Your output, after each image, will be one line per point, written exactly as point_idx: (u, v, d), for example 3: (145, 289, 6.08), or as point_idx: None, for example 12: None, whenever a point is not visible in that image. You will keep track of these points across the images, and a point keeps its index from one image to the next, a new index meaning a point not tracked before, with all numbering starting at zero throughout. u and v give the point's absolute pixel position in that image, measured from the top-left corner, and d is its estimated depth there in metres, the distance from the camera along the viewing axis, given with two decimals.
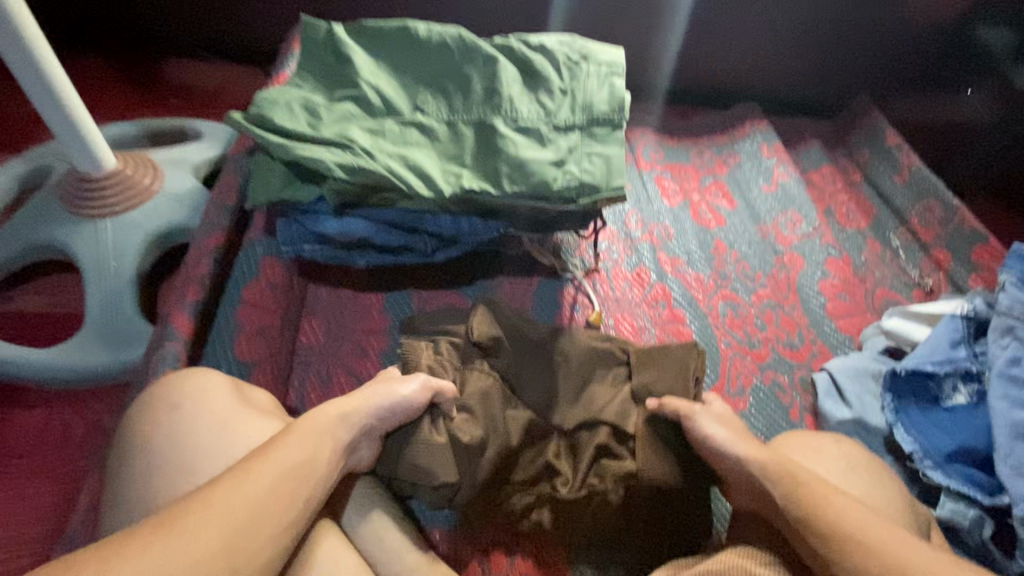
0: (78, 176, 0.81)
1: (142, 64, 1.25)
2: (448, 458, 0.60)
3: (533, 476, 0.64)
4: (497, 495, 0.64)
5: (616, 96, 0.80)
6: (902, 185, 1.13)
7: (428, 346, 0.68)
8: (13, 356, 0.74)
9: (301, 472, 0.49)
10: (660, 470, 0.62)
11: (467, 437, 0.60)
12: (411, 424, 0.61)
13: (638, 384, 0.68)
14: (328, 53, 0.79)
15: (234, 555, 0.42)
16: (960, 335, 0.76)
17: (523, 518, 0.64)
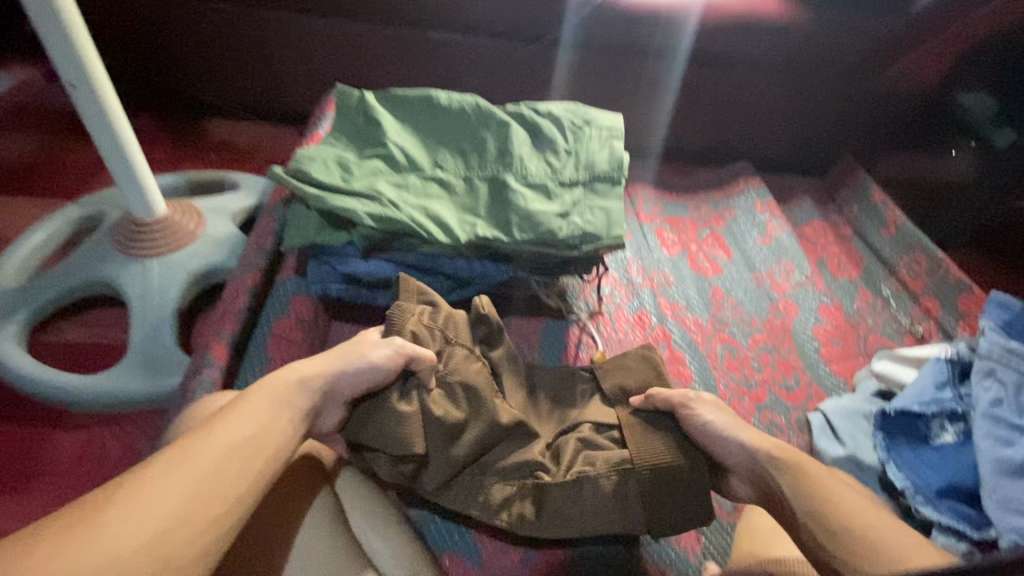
0: (132, 220, 0.90)
1: (188, 124, 1.38)
2: (420, 429, 0.64)
3: (513, 466, 0.66)
4: (472, 484, 0.66)
5: (615, 157, 0.89)
6: (889, 238, 1.20)
7: (418, 313, 0.72)
8: (63, 382, 0.81)
9: (253, 442, 0.53)
10: (660, 452, 0.66)
11: (440, 411, 0.65)
12: (383, 392, 0.66)
13: (614, 385, 0.74)
14: (360, 117, 0.89)
15: (200, 501, 0.46)
16: (945, 377, 0.80)
17: (500, 512, 0.65)
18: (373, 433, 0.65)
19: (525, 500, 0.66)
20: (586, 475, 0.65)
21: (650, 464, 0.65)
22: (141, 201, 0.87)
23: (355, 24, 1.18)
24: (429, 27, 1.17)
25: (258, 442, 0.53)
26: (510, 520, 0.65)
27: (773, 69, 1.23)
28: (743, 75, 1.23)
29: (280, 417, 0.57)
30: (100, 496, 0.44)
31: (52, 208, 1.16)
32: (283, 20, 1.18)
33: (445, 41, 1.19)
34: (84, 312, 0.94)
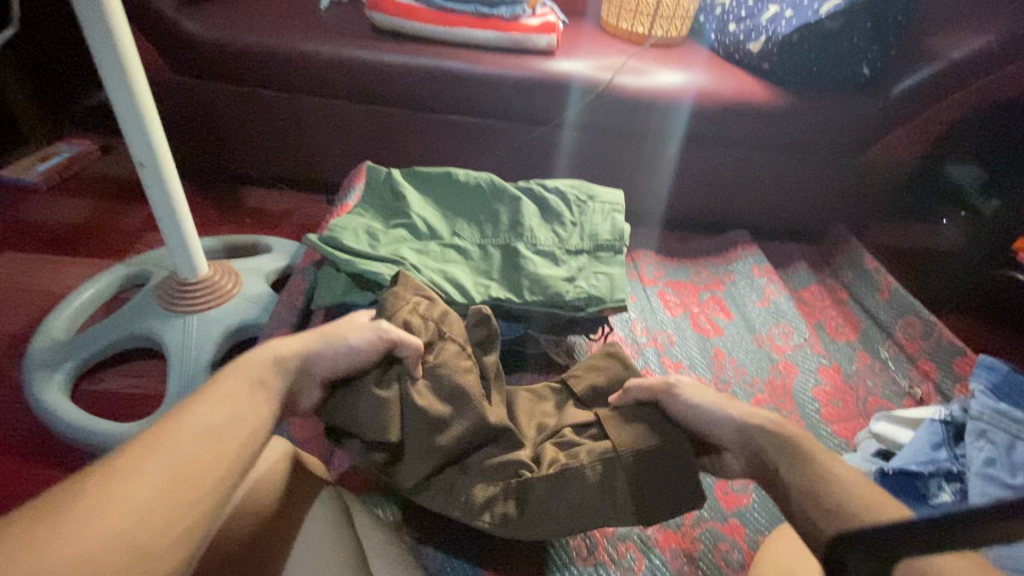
0: (177, 280, 0.98)
1: (227, 191, 1.51)
2: (396, 417, 0.70)
3: (500, 465, 0.70)
4: (454, 484, 0.70)
5: (617, 228, 0.98)
6: (884, 303, 1.26)
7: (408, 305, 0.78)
8: (103, 428, 0.87)
9: (222, 426, 0.56)
10: (631, 439, 0.71)
11: (423, 402, 0.71)
12: (362, 376, 0.72)
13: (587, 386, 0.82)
14: (387, 191, 0.99)
15: (165, 488, 0.49)
16: (940, 438, 0.82)
17: (483, 512, 0.69)
18: (349, 414, 0.70)
19: (508, 499, 0.70)
20: (570, 463, 0.70)
21: (632, 449, 0.71)
22: (187, 263, 0.96)
23: (385, 107, 1.32)
24: (450, 111, 1.31)
25: (228, 424, 0.56)
26: (492, 520, 0.68)
27: (763, 147, 1.33)
28: (735, 152, 1.34)
29: (252, 402, 0.60)
30: (89, 488, 0.46)
31: (100, 267, 1.26)
32: (320, 105, 1.33)
33: (463, 123, 1.33)
34: (124, 364, 1.01)
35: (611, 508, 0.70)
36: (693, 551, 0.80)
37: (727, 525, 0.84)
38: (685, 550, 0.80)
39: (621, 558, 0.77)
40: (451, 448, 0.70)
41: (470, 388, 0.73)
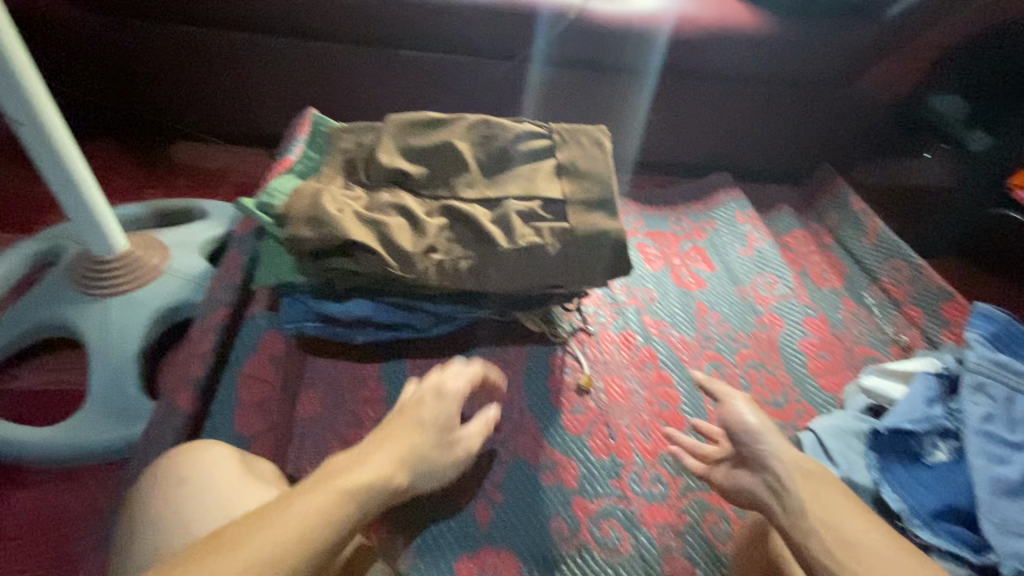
0: (89, 258, 0.86)
1: (153, 149, 1.34)
2: (374, 242, 0.72)
3: (473, 241, 0.75)
4: (435, 233, 0.75)
5: (605, 170, 0.79)
6: (870, 247, 1.20)
7: (349, 136, 0.86)
8: (17, 435, 0.76)
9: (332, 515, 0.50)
10: (585, 129, 0.83)
11: (391, 224, 0.74)
12: (314, 203, 0.73)
13: (518, 133, 0.83)
14: (324, 143, 0.88)
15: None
16: (934, 393, 0.79)
17: (453, 267, 0.74)
18: (343, 264, 0.73)
19: (473, 259, 0.74)
20: (565, 230, 0.75)
21: (595, 143, 0.82)
22: (98, 236, 0.83)
23: (325, 44, 1.15)
24: (401, 46, 1.14)
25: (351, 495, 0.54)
26: (463, 266, 0.74)
27: (751, 80, 1.22)
28: (718, 87, 1.22)
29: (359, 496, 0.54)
30: None
31: (7, 243, 1.09)
32: (252, 43, 1.14)
33: (414, 59, 1.16)
34: (42, 355, 0.90)
35: (571, 276, 0.76)
36: (679, 524, 0.76)
37: (714, 494, 0.80)
38: (671, 524, 0.76)
39: (605, 538, 0.74)
40: (432, 240, 0.75)
41: (432, 223, 0.76)
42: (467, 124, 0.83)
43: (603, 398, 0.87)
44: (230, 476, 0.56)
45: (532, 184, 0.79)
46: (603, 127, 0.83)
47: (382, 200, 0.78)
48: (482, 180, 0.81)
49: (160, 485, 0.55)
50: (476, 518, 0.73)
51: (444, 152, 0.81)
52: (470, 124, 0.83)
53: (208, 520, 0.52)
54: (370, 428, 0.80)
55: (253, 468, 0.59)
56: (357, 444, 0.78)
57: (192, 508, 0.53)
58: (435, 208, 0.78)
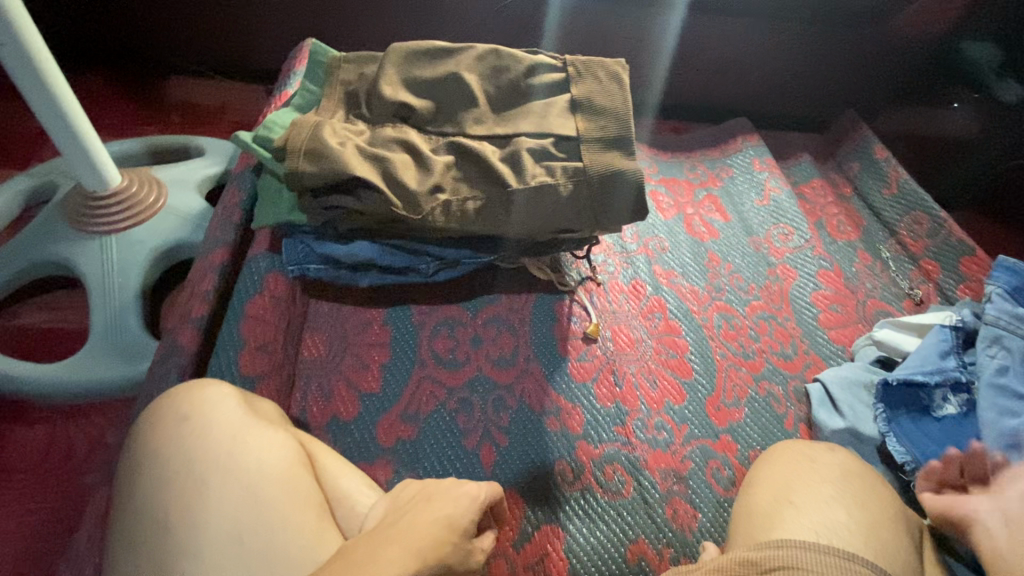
0: (84, 193, 0.83)
1: (145, 84, 1.28)
2: (377, 177, 0.69)
3: (481, 179, 0.72)
4: (441, 170, 0.72)
5: (622, 109, 0.75)
6: (890, 198, 1.15)
7: (350, 67, 0.81)
8: (22, 370, 0.76)
9: None
10: (603, 62, 0.78)
11: (395, 160, 0.70)
12: (314, 136, 0.70)
13: (532, 66, 0.78)
14: (324, 73, 0.83)
15: None
16: (949, 346, 0.78)
17: (460, 207, 0.71)
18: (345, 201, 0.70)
19: (480, 200, 0.72)
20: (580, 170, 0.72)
21: (614, 78, 0.77)
22: (90, 171, 0.80)
23: None
24: None
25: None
26: (471, 207, 0.72)
27: (780, 15, 1.13)
28: (743, 22, 1.14)
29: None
30: None
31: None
32: None
33: None
34: (41, 293, 0.88)
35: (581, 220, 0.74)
36: (683, 470, 0.77)
37: (718, 442, 0.80)
38: (674, 469, 0.77)
39: (609, 481, 0.74)
40: (437, 176, 0.71)
41: (439, 160, 0.72)
42: (475, 54, 0.78)
43: (610, 347, 0.86)
44: (233, 419, 0.55)
45: (544, 119, 0.75)
46: (621, 58, 0.77)
47: (386, 135, 0.74)
48: (492, 116, 0.76)
49: (160, 429, 0.54)
50: (481, 459, 0.74)
51: (453, 84, 0.76)
52: (481, 56, 0.78)
53: (218, 468, 0.51)
54: (376, 370, 0.79)
55: (257, 408, 0.58)
56: (363, 386, 0.78)
57: (195, 454, 0.52)
58: (442, 145, 0.74)
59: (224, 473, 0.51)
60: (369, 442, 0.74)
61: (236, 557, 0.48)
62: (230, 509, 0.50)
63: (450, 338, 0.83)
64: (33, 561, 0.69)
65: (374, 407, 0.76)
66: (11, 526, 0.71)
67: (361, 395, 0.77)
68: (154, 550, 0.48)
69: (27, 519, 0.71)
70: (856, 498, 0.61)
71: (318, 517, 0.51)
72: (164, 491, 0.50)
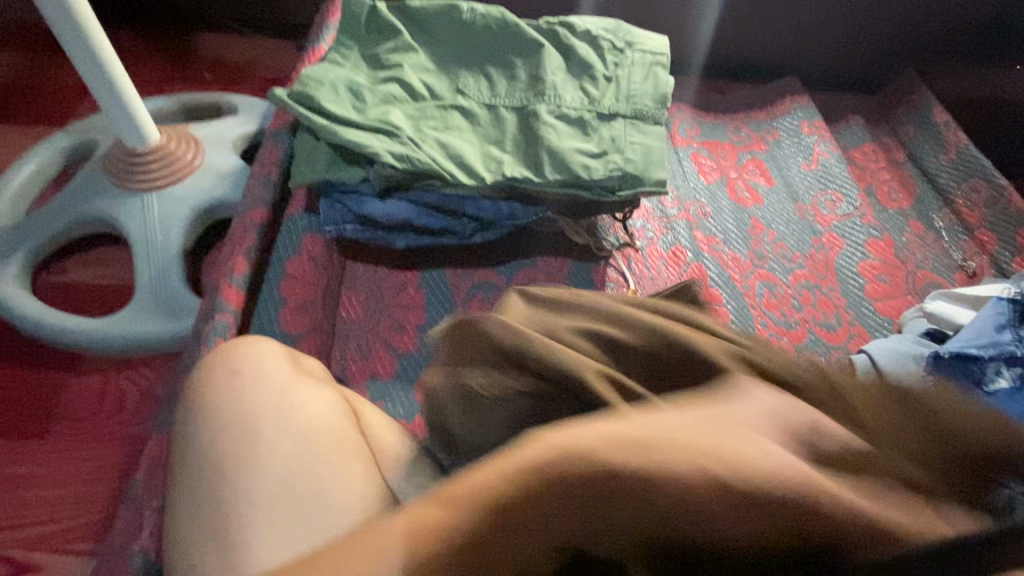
0: (123, 149, 0.83)
1: (175, 37, 1.26)
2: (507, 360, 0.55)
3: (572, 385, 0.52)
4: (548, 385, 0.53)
5: (659, 90, 0.81)
6: (947, 163, 1.08)
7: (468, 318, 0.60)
8: (74, 324, 0.78)
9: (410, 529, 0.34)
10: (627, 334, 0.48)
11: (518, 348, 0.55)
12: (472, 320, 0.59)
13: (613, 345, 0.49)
14: (372, 31, 0.82)
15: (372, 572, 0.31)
16: (1006, 318, 0.75)
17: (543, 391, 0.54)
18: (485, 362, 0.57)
19: (523, 166, 0.74)
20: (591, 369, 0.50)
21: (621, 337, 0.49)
22: (130, 125, 0.80)
23: None
24: None
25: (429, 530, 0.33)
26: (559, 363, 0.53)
27: None
28: None
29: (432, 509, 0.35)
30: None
31: (38, 136, 1.07)
32: None
33: None
34: (86, 250, 0.90)
35: (628, 182, 0.74)
36: None
37: None
38: None
39: None
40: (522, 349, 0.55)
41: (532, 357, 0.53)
42: (520, 26, 0.82)
43: None
44: (279, 374, 0.56)
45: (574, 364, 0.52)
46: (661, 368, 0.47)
47: (436, 103, 0.78)
48: (532, 84, 0.79)
49: (209, 385, 0.55)
50: None
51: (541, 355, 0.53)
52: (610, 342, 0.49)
53: (271, 421, 0.52)
54: (413, 332, 0.79)
55: (301, 366, 0.59)
56: (400, 347, 0.78)
57: (245, 409, 0.53)
58: (489, 113, 0.78)
59: (275, 427, 0.52)
60: (409, 402, 0.75)
61: (281, 501, 0.48)
62: (281, 462, 0.50)
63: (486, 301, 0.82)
64: (90, 504, 0.72)
65: (413, 367, 0.77)
66: (71, 471, 0.74)
67: (399, 356, 0.78)
68: (208, 499, 0.49)
69: (87, 464, 0.74)
70: None
71: (364, 471, 0.52)
72: (218, 443, 0.51)
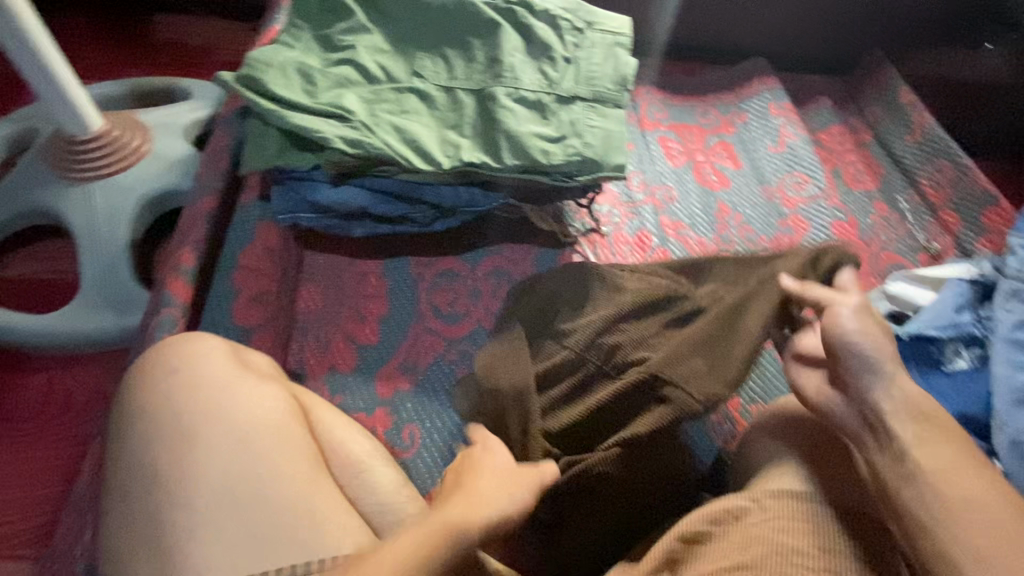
0: (64, 137, 0.80)
1: (124, 18, 1.21)
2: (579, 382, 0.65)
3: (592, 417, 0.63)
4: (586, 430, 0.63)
5: (621, 71, 0.79)
6: (913, 145, 1.08)
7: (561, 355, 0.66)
8: (16, 322, 0.75)
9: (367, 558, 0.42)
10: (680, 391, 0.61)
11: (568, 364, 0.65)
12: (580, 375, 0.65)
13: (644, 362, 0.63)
14: (323, 11, 0.79)
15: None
16: (965, 300, 0.76)
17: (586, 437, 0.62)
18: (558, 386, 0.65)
19: (479, 152, 0.72)
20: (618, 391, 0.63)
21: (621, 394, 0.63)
22: (70, 113, 0.77)
23: None
24: None
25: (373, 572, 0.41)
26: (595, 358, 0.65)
27: None
28: None
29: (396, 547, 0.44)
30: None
31: None
32: None
33: None
34: (31, 243, 0.86)
35: (589, 167, 0.73)
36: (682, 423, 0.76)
37: None
38: None
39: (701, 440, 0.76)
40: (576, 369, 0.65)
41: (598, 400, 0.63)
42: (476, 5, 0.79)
43: None
44: (224, 368, 0.54)
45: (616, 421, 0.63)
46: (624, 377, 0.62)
47: (391, 86, 0.75)
48: (490, 66, 0.77)
49: (146, 386, 0.52)
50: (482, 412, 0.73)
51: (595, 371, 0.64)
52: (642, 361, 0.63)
53: (213, 419, 0.50)
54: (373, 322, 0.78)
55: (248, 360, 0.57)
56: (360, 338, 0.76)
57: (185, 409, 0.51)
58: (445, 97, 0.75)
59: (215, 426, 0.50)
60: (368, 394, 0.73)
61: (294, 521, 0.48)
62: (222, 463, 0.49)
63: (449, 291, 0.81)
64: (38, 507, 0.70)
65: (373, 359, 0.75)
66: (16, 473, 0.72)
67: (359, 347, 0.76)
68: (147, 501, 0.47)
69: (35, 464, 0.72)
70: None
71: (312, 466, 0.51)
72: (158, 441, 0.49)
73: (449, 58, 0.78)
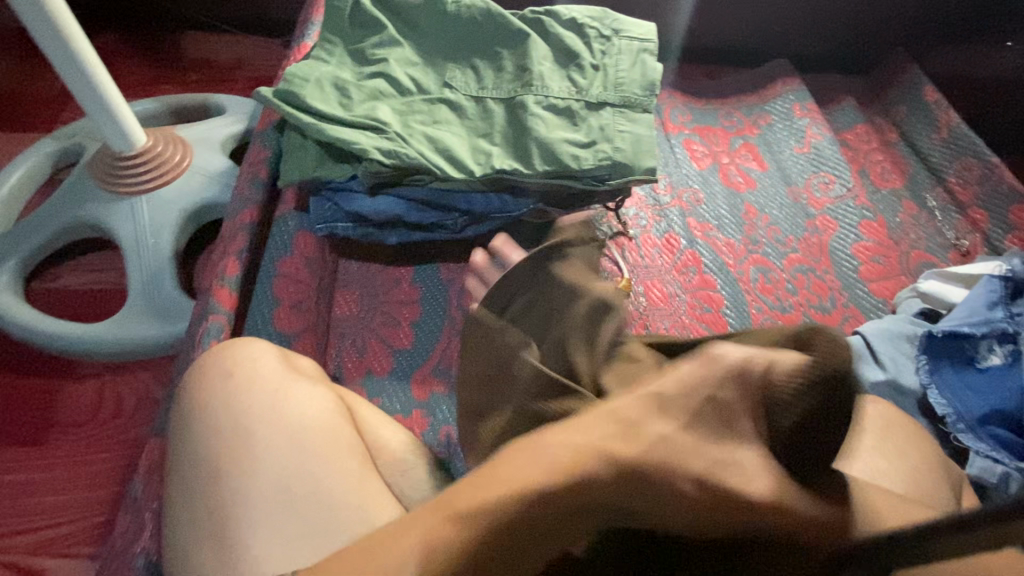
0: (110, 153, 0.83)
1: (159, 37, 1.25)
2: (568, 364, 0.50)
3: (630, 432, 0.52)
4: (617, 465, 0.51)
5: (647, 76, 0.80)
6: (939, 143, 1.07)
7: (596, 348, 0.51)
8: (68, 331, 0.78)
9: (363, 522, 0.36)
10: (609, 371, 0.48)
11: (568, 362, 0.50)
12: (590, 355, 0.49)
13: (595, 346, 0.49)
14: (357, 26, 0.81)
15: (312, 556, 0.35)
16: (997, 296, 0.75)
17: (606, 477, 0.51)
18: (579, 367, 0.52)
19: (510, 159, 0.73)
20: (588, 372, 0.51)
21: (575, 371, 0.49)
22: (117, 130, 0.80)
23: None
24: None
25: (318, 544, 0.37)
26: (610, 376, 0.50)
27: None
28: None
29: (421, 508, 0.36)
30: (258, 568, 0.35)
31: (24, 143, 1.06)
32: None
33: None
34: (78, 255, 0.90)
35: (618, 171, 0.74)
36: None
37: None
38: None
39: None
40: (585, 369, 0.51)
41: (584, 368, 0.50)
42: (505, 16, 0.81)
43: (643, 303, 0.84)
44: (272, 370, 0.56)
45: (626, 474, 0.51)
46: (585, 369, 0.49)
47: (424, 98, 0.77)
48: (520, 75, 0.78)
49: (201, 392, 0.55)
50: None
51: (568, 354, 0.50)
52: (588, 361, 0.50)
53: (264, 422, 0.52)
54: (408, 327, 0.79)
55: (295, 365, 0.59)
56: (395, 343, 0.78)
57: (237, 413, 0.53)
58: (477, 107, 0.77)
59: (267, 429, 0.52)
60: (406, 398, 0.75)
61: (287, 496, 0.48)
62: (276, 463, 0.50)
63: None
64: (92, 509, 0.73)
65: (409, 363, 0.77)
66: (70, 476, 0.74)
67: (395, 351, 0.78)
68: (206, 501, 0.49)
69: (87, 469, 0.75)
70: (897, 446, 0.60)
71: (360, 464, 0.53)
72: (212, 441, 0.51)
73: (481, 69, 0.80)
